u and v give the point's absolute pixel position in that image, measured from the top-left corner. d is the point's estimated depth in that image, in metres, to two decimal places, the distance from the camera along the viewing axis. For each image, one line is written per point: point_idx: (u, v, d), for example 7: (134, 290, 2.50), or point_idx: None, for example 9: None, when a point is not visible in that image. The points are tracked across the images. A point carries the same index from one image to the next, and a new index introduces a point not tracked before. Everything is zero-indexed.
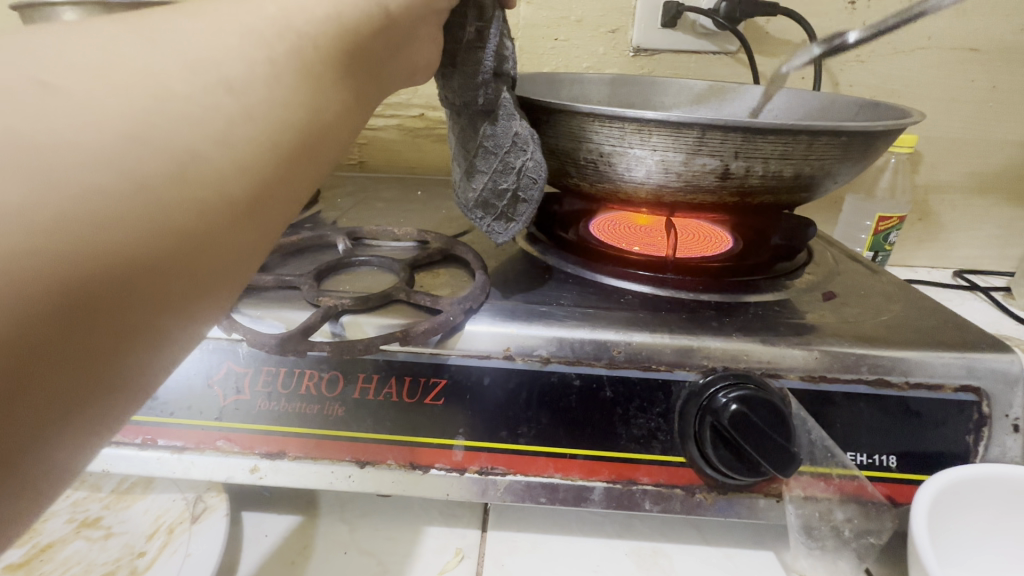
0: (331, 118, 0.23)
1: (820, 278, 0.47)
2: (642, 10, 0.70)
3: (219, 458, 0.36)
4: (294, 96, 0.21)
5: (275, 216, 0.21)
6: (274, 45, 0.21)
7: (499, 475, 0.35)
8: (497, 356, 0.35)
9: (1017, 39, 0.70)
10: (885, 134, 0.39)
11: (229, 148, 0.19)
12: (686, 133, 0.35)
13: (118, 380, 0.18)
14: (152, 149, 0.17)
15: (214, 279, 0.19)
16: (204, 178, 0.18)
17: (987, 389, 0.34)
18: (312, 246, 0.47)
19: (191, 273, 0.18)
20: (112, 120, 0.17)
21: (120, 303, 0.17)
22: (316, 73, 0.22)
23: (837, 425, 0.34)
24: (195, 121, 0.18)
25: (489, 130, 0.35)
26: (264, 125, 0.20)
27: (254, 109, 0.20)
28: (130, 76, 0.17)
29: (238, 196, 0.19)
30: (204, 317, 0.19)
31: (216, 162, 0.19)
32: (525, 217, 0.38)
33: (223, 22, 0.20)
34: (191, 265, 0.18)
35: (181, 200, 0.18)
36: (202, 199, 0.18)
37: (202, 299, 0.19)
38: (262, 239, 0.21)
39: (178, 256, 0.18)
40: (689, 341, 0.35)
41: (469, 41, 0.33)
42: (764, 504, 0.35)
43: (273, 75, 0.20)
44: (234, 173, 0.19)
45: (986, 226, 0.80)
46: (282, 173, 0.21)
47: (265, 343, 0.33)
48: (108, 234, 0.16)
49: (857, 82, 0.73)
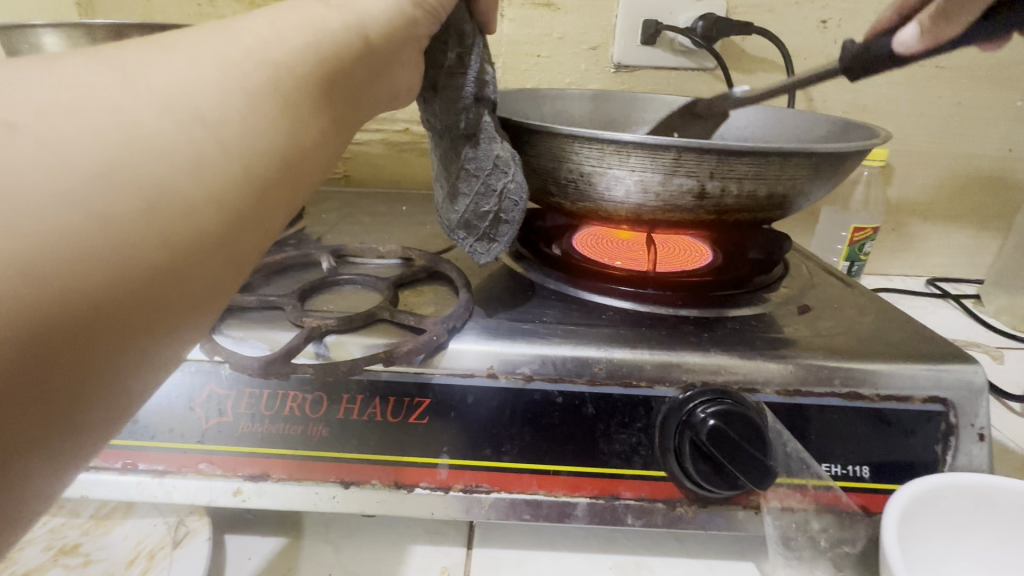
0: (308, 146, 0.23)
1: (796, 290, 0.48)
2: (622, 27, 0.72)
3: (201, 481, 0.35)
4: (268, 125, 0.21)
5: (251, 246, 0.21)
6: (249, 76, 0.21)
7: (483, 493, 0.35)
8: (480, 375, 0.35)
9: (981, 57, 0.73)
10: (853, 155, 0.40)
11: (200, 179, 0.19)
12: (663, 154, 0.37)
13: (92, 415, 0.18)
14: (124, 185, 0.18)
15: (186, 311, 0.20)
16: (175, 210, 0.19)
17: (953, 399, 0.35)
18: (295, 264, 0.47)
19: (163, 303, 0.19)
20: (82, 157, 0.17)
21: (92, 339, 0.17)
22: (294, 103, 0.22)
23: (812, 437, 0.35)
24: (166, 154, 0.19)
25: (472, 153, 0.36)
26: (237, 156, 0.20)
27: (226, 140, 0.20)
28: (101, 113, 0.18)
29: (211, 226, 0.20)
30: (176, 345, 0.20)
31: (187, 193, 0.19)
32: (506, 237, 0.38)
33: (198, 54, 0.21)
34: (163, 295, 0.19)
35: (152, 231, 0.18)
36: (176, 232, 0.19)
37: (175, 328, 0.19)
38: (236, 267, 0.21)
39: (150, 287, 0.18)
40: (668, 357, 0.36)
41: (450, 66, 0.34)
42: (743, 516, 0.35)
43: (249, 107, 0.21)
44: (207, 205, 0.20)
45: (956, 236, 0.83)
46: (256, 204, 0.21)
47: (248, 365, 0.33)
48: (79, 271, 0.16)
49: (830, 97, 0.75)
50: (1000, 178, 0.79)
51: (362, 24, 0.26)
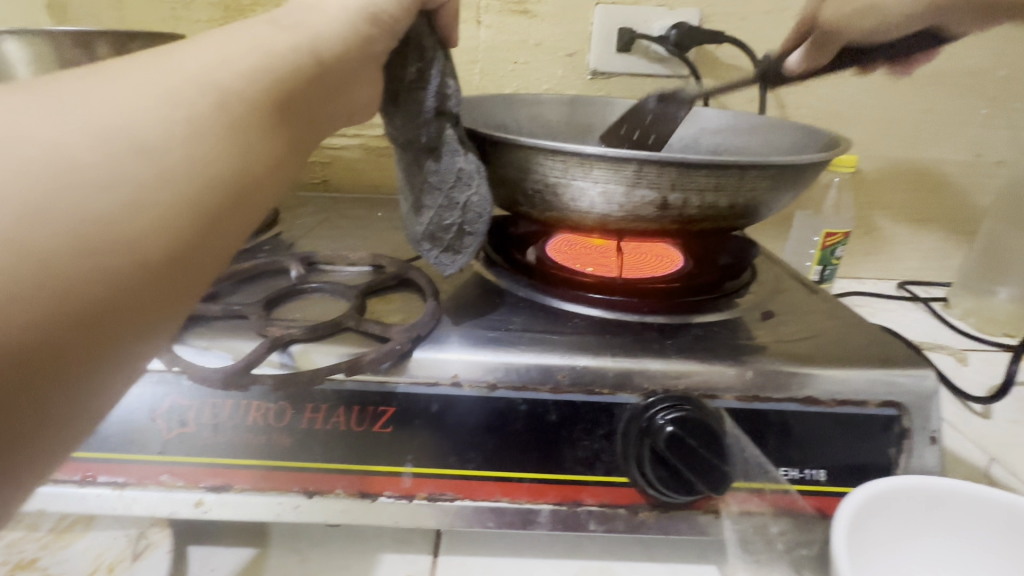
0: (259, 169, 0.23)
1: (762, 296, 0.49)
2: (597, 35, 0.72)
3: (162, 493, 0.35)
4: (215, 151, 0.21)
5: (201, 272, 0.21)
6: (195, 103, 0.21)
7: (447, 501, 0.36)
8: (445, 383, 0.35)
9: (946, 66, 0.74)
10: (812, 166, 0.41)
11: (142, 211, 0.19)
12: (625, 167, 0.37)
13: (34, 446, 0.18)
14: (60, 221, 0.17)
15: (131, 340, 0.20)
16: (116, 244, 0.19)
17: (907, 403, 0.36)
18: (265, 272, 0.47)
19: (106, 336, 0.19)
20: (16, 195, 0.17)
21: (30, 375, 0.17)
22: (242, 127, 0.22)
23: (770, 442, 0.35)
24: (105, 189, 0.18)
25: (435, 166, 0.36)
26: (181, 185, 0.20)
27: (170, 169, 0.20)
28: (35, 149, 0.18)
29: (156, 258, 0.20)
30: (125, 374, 0.20)
31: (128, 227, 0.19)
32: (470, 249, 0.39)
33: (142, 83, 0.21)
34: (106, 327, 0.19)
35: (92, 266, 0.18)
36: (117, 265, 0.19)
37: (120, 358, 0.20)
38: (185, 295, 0.21)
39: (91, 321, 0.18)
40: (630, 364, 0.36)
41: (410, 81, 0.35)
42: (703, 520, 0.36)
43: (193, 134, 0.21)
44: (151, 236, 0.19)
45: (925, 240, 0.85)
46: (205, 231, 0.21)
47: (209, 376, 0.33)
48: (14, 309, 0.16)
49: (802, 105, 0.76)
50: (966, 184, 0.81)
51: (316, 44, 0.27)
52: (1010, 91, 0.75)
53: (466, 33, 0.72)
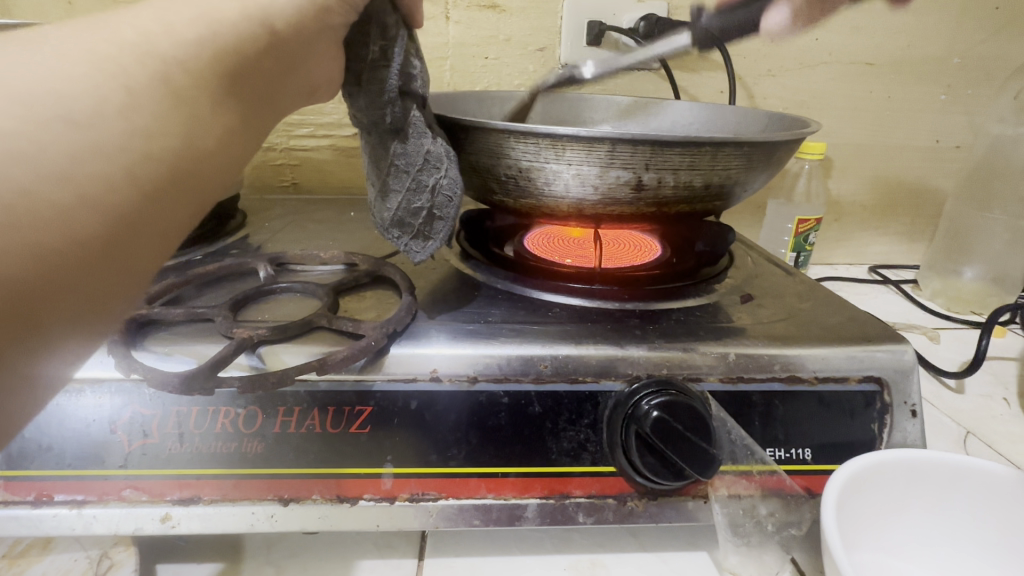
0: (208, 146, 0.22)
1: (740, 280, 0.49)
2: (567, 29, 0.72)
3: (125, 509, 0.33)
4: (157, 125, 0.20)
5: (142, 256, 0.21)
6: (134, 72, 0.20)
7: (431, 501, 0.34)
8: (424, 379, 0.34)
9: (906, 54, 0.76)
10: (785, 144, 0.42)
11: (76, 184, 0.18)
12: (598, 147, 0.37)
13: None
14: None
15: (59, 323, 0.19)
16: (44, 220, 0.18)
17: (886, 377, 0.36)
18: (231, 274, 0.45)
19: (32, 316, 0.18)
20: None
21: None
22: (187, 99, 0.21)
23: (756, 423, 0.35)
24: (29, 158, 0.17)
25: (402, 147, 0.35)
26: (118, 158, 0.19)
27: (105, 141, 0.19)
28: None
29: (88, 236, 0.19)
30: (63, 357, 0.19)
31: (57, 200, 0.18)
32: (441, 234, 0.38)
33: (73, 51, 0.20)
34: (35, 309, 0.18)
35: (18, 240, 0.17)
36: (45, 243, 0.18)
37: (48, 343, 0.19)
38: (125, 277, 0.20)
39: (15, 300, 0.17)
40: (613, 351, 0.35)
41: (373, 59, 0.34)
42: (693, 506, 0.36)
43: (132, 104, 0.20)
44: (83, 212, 0.18)
45: (893, 224, 0.87)
46: (147, 211, 0.20)
47: (169, 381, 0.31)
48: None
49: (771, 94, 0.77)
50: (930, 168, 0.83)
51: (268, 15, 0.25)
52: (966, 78, 0.78)
53: (435, 29, 0.71)
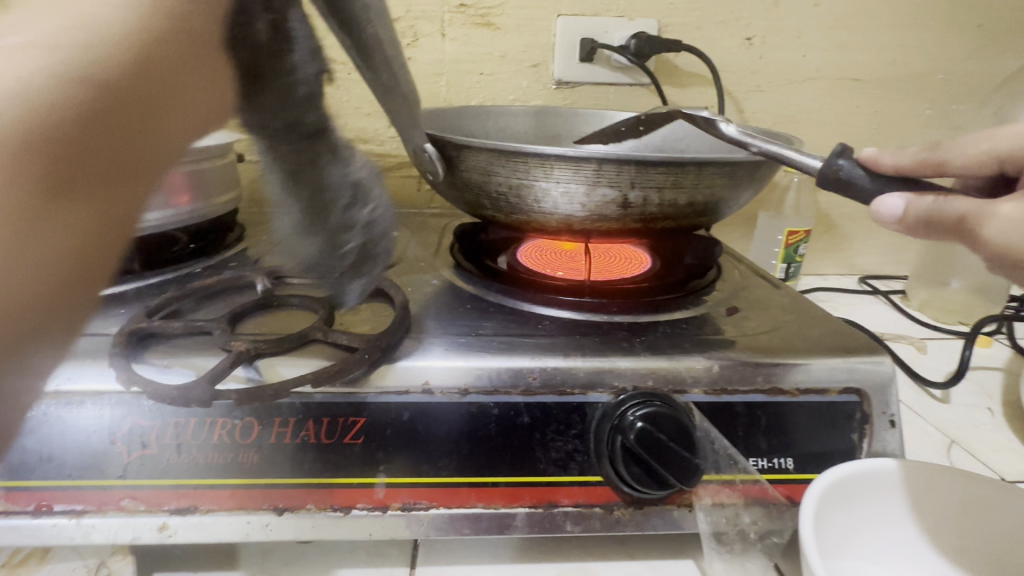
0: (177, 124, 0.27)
1: (728, 292, 0.50)
2: (560, 46, 0.74)
3: (123, 519, 0.34)
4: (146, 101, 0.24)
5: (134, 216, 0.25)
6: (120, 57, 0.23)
7: (422, 510, 0.35)
8: (416, 391, 0.35)
9: (891, 71, 0.78)
10: (768, 162, 0.43)
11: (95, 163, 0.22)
12: (585, 165, 0.38)
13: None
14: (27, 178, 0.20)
15: (87, 284, 0.23)
16: (78, 195, 0.22)
17: (866, 389, 0.37)
18: (229, 287, 0.46)
19: (75, 280, 0.22)
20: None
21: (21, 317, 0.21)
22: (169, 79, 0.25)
23: (739, 434, 0.36)
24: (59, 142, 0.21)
25: (329, 175, 0.37)
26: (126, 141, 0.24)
27: (115, 121, 0.23)
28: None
29: (103, 204, 0.23)
30: (77, 315, 0.23)
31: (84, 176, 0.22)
32: (371, 273, 0.42)
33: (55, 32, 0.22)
34: (74, 271, 0.22)
35: (61, 213, 0.21)
36: (82, 214, 0.22)
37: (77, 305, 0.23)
38: (118, 247, 0.24)
39: (68, 268, 0.22)
40: (600, 363, 0.36)
41: (270, 45, 0.30)
42: (678, 514, 0.36)
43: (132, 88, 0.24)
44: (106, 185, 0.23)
45: (883, 235, 0.89)
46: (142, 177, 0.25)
47: (169, 394, 0.33)
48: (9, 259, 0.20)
49: (760, 109, 0.79)
50: None
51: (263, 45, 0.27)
52: (950, 93, 0.80)
53: (431, 46, 0.73)
